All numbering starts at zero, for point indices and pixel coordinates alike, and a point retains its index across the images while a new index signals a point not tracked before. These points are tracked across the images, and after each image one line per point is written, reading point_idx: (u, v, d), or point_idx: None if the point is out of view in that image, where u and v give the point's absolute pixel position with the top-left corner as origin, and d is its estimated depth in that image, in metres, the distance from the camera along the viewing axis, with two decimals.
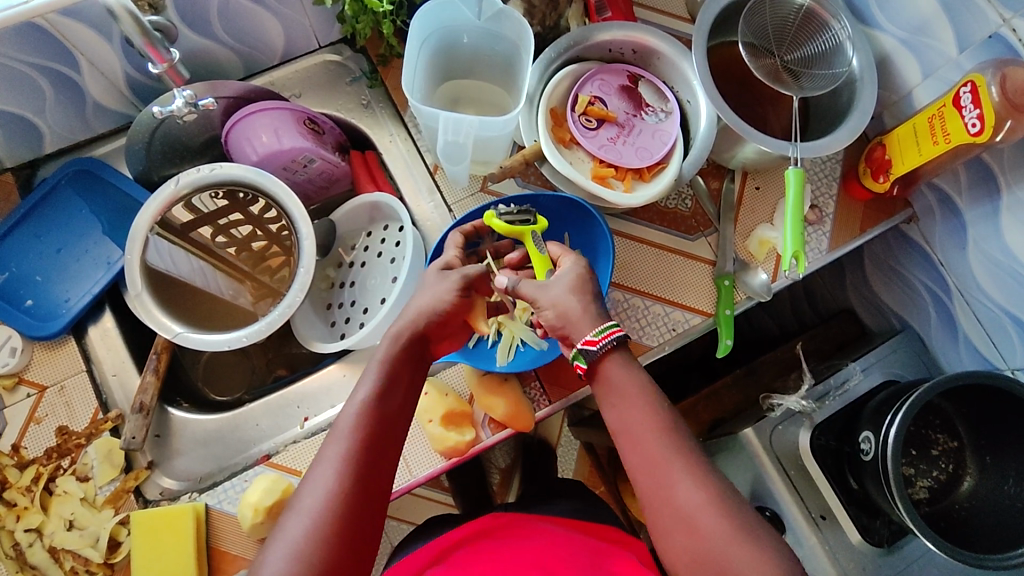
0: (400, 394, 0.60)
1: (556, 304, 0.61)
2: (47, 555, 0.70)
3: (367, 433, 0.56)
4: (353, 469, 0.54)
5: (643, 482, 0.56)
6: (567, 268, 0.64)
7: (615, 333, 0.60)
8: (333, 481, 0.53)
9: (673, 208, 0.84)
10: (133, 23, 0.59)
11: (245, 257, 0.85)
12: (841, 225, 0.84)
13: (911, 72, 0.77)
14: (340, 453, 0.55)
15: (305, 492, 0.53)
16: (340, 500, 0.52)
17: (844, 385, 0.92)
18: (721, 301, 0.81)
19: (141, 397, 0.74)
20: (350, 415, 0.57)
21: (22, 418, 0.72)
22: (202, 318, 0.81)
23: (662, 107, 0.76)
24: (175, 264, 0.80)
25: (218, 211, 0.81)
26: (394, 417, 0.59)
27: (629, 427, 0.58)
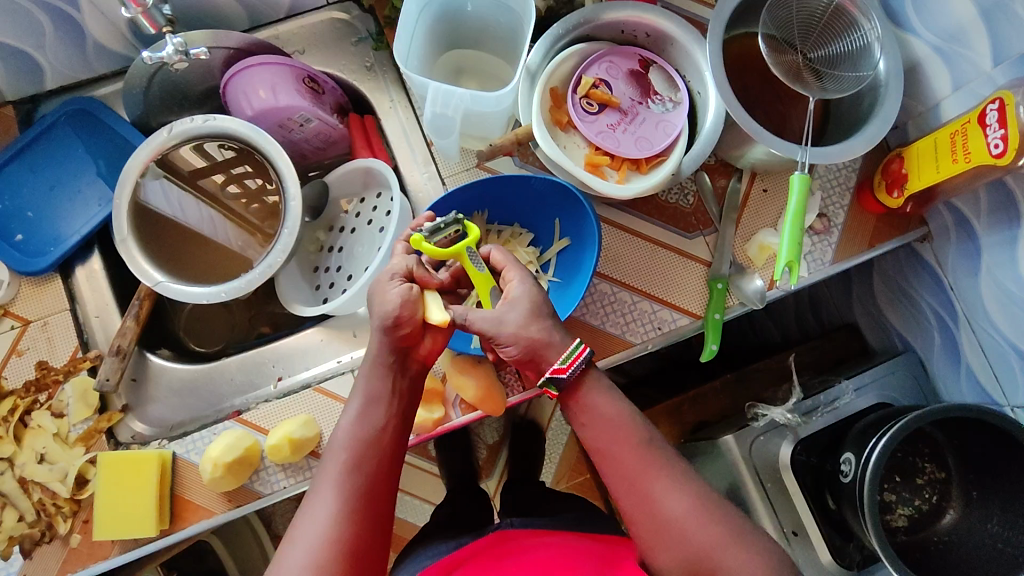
0: (390, 413, 0.60)
1: (518, 337, 0.58)
2: (16, 485, 0.71)
3: (359, 454, 0.57)
4: (349, 492, 0.55)
5: (626, 483, 0.58)
6: (519, 284, 0.60)
7: (581, 356, 0.59)
8: (330, 509, 0.55)
9: (673, 203, 0.82)
10: None
11: (255, 209, 0.85)
12: (850, 237, 0.80)
13: (941, 82, 0.73)
14: (333, 480, 0.56)
15: (303, 521, 0.55)
16: (340, 527, 0.54)
17: (834, 402, 0.89)
18: (712, 305, 0.78)
19: (119, 340, 0.75)
20: (342, 441, 0.58)
21: (5, 348, 0.74)
22: (195, 265, 0.82)
23: (671, 96, 0.73)
24: (184, 211, 0.83)
25: (229, 160, 0.82)
26: (387, 437, 0.59)
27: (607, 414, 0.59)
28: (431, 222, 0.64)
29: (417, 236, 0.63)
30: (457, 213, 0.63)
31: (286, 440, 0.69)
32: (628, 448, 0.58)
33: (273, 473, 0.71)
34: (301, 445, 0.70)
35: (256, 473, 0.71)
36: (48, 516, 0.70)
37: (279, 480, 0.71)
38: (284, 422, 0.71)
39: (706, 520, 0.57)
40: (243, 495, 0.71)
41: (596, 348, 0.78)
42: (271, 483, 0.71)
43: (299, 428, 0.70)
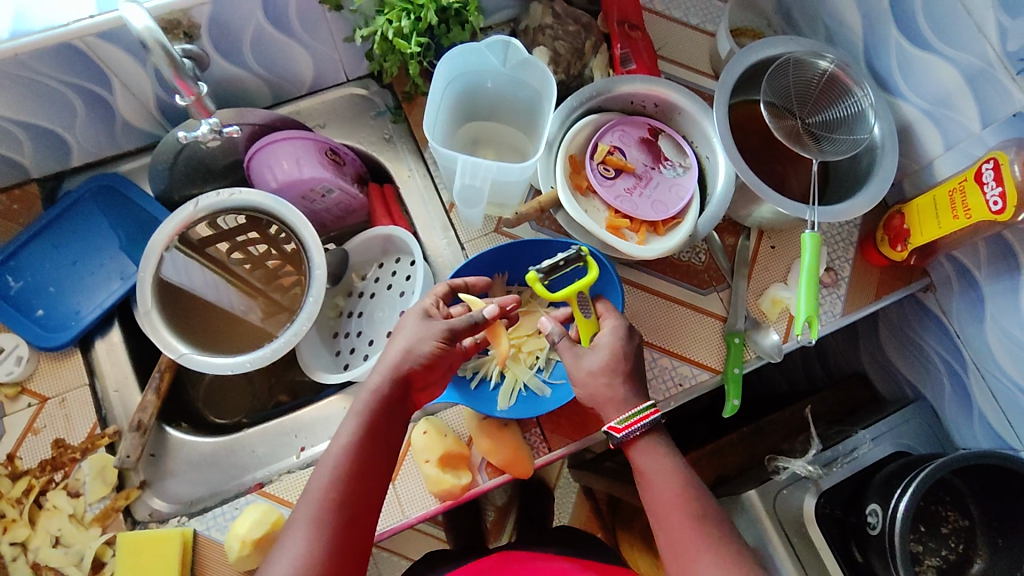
0: (383, 429, 0.60)
1: (586, 383, 0.64)
2: (29, 571, 0.68)
3: (342, 490, 0.56)
4: (326, 531, 0.54)
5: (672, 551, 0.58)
6: (608, 333, 0.66)
7: (642, 419, 0.62)
8: (304, 547, 0.53)
9: (686, 260, 0.84)
10: (165, 57, 0.59)
11: (261, 275, 0.84)
12: (856, 290, 0.84)
13: (933, 143, 0.77)
14: (312, 516, 0.54)
15: (276, 557, 0.53)
16: (307, 569, 0.52)
17: (853, 453, 0.90)
18: (730, 359, 0.80)
19: (140, 415, 0.74)
20: (333, 460, 0.57)
21: (21, 428, 0.73)
22: (197, 331, 0.80)
23: (681, 162, 0.77)
24: (189, 277, 0.80)
25: (235, 228, 0.81)
26: (374, 455, 0.59)
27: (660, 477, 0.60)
28: (551, 261, 0.70)
29: (534, 272, 0.69)
30: (576, 253, 0.69)
31: None
32: (680, 516, 0.58)
33: None
34: None
35: None
36: None
37: None
38: None
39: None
40: None
41: None
42: None
43: None
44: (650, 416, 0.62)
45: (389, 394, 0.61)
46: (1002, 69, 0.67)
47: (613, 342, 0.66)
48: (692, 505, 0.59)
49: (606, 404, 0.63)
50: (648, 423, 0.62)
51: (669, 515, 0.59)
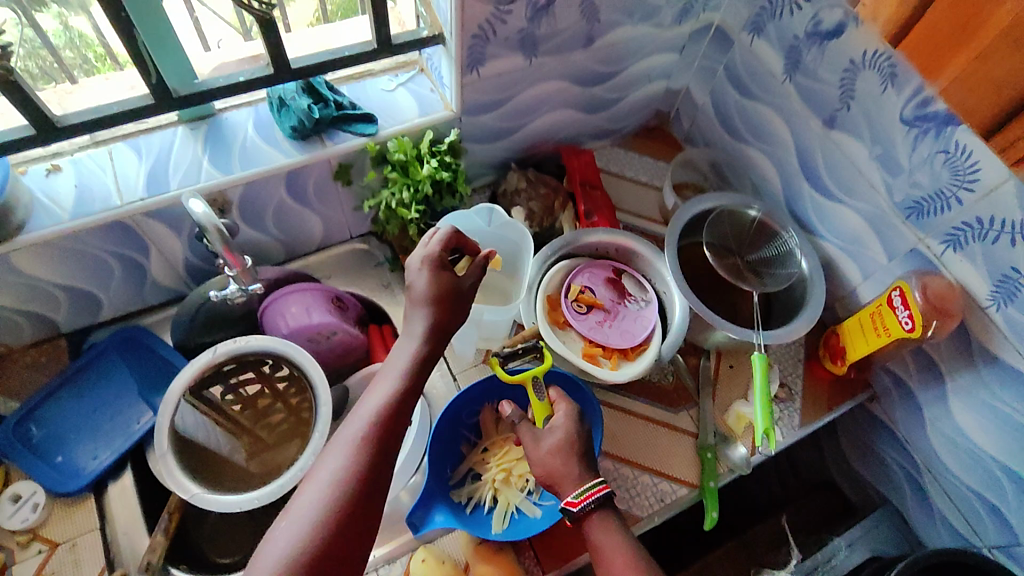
0: (386, 439, 0.58)
1: (543, 462, 0.69)
2: None
3: (373, 429, 0.58)
4: (355, 464, 0.56)
5: None
6: (563, 416, 0.73)
7: (593, 494, 0.66)
8: (335, 473, 0.55)
9: (656, 381, 0.94)
10: (218, 235, 0.71)
11: (247, 412, 0.91)
12: (809, 403, 0.94)
13: (853, 273, 0.91)
14: (344, 449, 0.57)
15: (309, 486, 0.55)
16: (333, 497, 0.54)
17: (831, 560, 0.94)
18: (705, 474, 0.87)
19: (149, 556, 0.77)
20: (329, 466, 0.56)
21: (29, 574, 0.75)
22: (203, 471, 0.84)
23: (642, 297, 0.89)
24: (184, 419, 0.85)
25: (230, 370, 0.88)
26: (374, 464, 0.57)
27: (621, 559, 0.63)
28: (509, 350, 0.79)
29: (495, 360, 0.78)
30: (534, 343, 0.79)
31: None
32: None
33: None
34: None
35: None
36: None
37: None
38: None
39: None
40: None
41: None
42: None
43: None
44: (603, 491, 0.66)
45: (421, 352, 0.65)
46: (893, 215, 0.82)
47: (567, 424, 0.72)
48: None
49: (563, 482, 0.68)
50: (597, 500, 0.66)
51: None
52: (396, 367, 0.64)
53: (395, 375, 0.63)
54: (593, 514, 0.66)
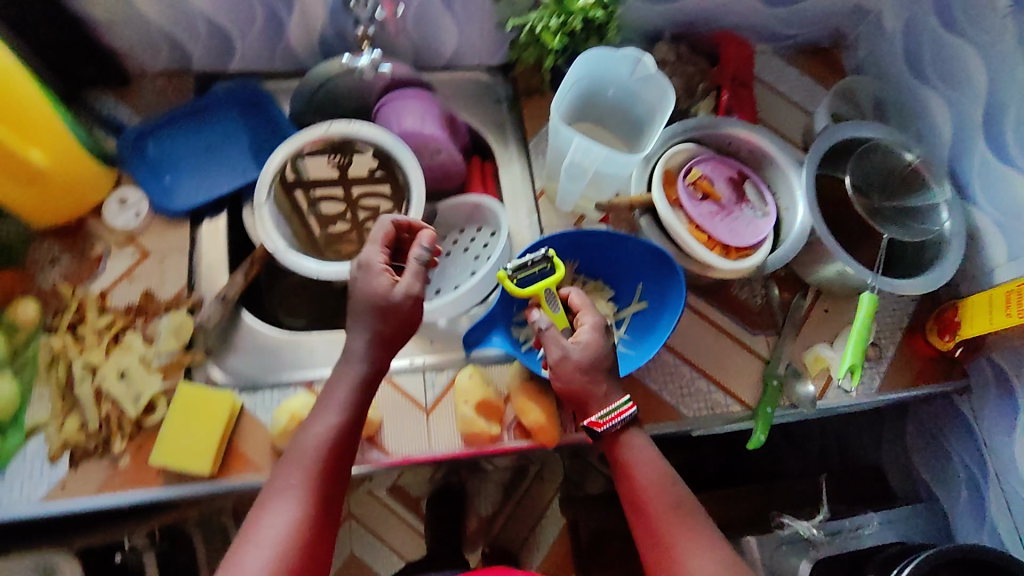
0: (330, 464, 0.61)
1: (569, 376, 0.67)
2: (91, 394, 0.73)
3: (317, 469, 0.61)
4: (305, 510, 0.58)
5: (653, 535, 0.64)
6: (588, 329, 0.70)
7: (623, 412, 0.67)
8: (288, 513, 0.57)
9: (744, 298, 0.90)
10: None
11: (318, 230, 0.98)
12: (896, 371, 0.88)
13: (997, 251, 0.83)
14: (292, 493, 0.59)
15: (260, 528, 0.57)
16: (294, 530, 0.57)
17: (857, 530, 0.92)
18: (765, 399, 0.83)
19: (227, 290, 0.80)
20: (271, 529, 0.56)
21: (119, 271, 0.80)
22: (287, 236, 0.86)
23: (761, 206, 0.84)
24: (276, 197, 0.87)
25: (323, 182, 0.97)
26: (328, 490, 0.61)
27: (652, 475, 0.67)
28: (518, 260, 0.73)
29: (503, 273, 0.72)
30: (546, 253, 0.71)
31: None
32: (660, 502, 0.65)
33: None
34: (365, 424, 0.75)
35: None
36: (108, 431, 0.72)
37: None
38: None
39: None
40: None
41: (649, 411, 0.82)
42: None
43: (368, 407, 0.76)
44: (628, 412, 0.68)
45: (359, 400, 0.66)
46: None
47: (595, 340, 0.69)
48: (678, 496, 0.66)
49: (595, 397, 0.68)
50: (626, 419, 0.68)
51: (652, 507, 0.65)
52: (343, 381, 0.65)
53: (338, 403, 0.64)
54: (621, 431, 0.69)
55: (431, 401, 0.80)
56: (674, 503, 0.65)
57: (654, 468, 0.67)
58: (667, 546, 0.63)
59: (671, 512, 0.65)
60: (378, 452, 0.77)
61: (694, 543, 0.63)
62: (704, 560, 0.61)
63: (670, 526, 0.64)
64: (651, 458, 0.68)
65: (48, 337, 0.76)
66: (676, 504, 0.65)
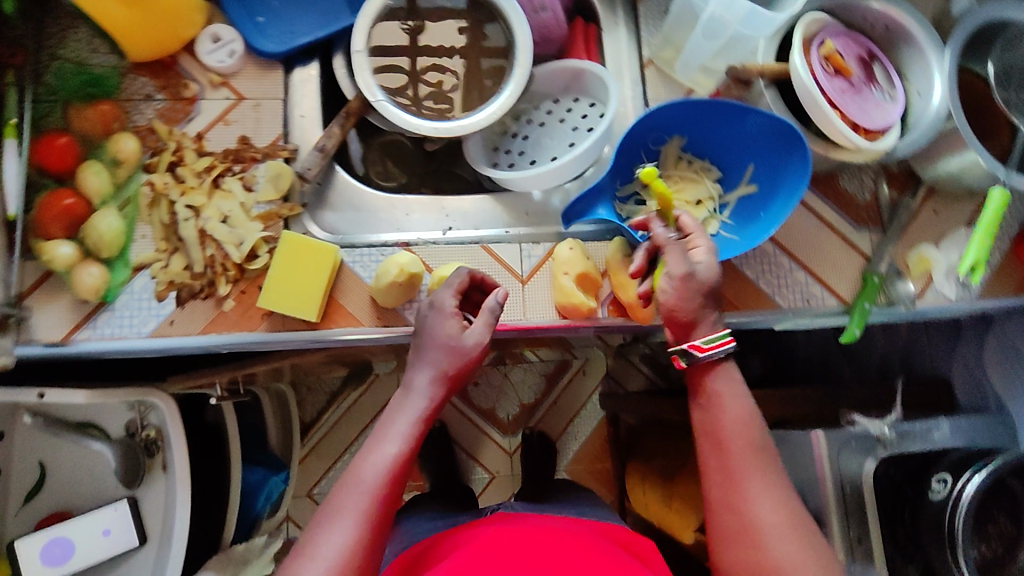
0: (389, 493, 0.60)
1: (681, 303, 0.69)
2: (195, 235, 0.73)
3: (380, 492, 0.59)
4: (366, 531, 0.57)
5: (724, 478, 0.66)
6: (706, 253, 0.70)
7: (725, 345, 0.69)
8: (345, 537, 0.57)
9: (851, 193, 0.85)
10: None
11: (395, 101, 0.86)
12: (998, 279, 0.85)
13: None
14: (355, 512, 0.58)
15: (321, 546, 0.56)
16: (354, 553, 0.56)
17: (926, 433, 0.89)
18: (864, 295, 0.81)
19: (325, 140, 0.77)
20: (328, 547, 0.56)
21: (215, 114, 0.77)
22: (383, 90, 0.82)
23: (891, 90, 0.78)
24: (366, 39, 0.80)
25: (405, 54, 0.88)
26: (386, 510, 0.59)
27: (737, 419, 0.68)
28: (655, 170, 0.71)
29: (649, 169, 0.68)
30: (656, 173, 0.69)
31: None
32: (737, 443, 0.67)
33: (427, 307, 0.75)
34: (466, 287, 0.74)
35: (411, 302, 0.74)
36: (212, 274, 0.72)
37: None
38: (450, 264, 0.75)
39: (794, 532, 0.62)
40: (394, 317, 0.74)
41: (744, 299, 0.81)
42: None
43: (470, 271, 0.75)
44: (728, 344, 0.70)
45: (437, 401, 0.65)
46: None
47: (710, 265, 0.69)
48: (755, 440, 0.67)
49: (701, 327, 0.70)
50: (724, 350, 0.69)
51: (729, 447, 0.67)
52: (406, 413, 0.64)
53: (404, 432, 0.62)
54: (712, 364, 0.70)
55: (528, 272, 0.78)
56: (751, 448, 0.67)
57: (741, 412, 0.68)
58: (734, 485, 0.65)
59: (746, 459, 0.66)
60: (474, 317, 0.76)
61: (764, 491, 0.64)
62: (769, 512, 0.63)
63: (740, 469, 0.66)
64: (740, 399, 0.69)
65: (147, 176, 0.75)
66: (753, 446, 0.67)
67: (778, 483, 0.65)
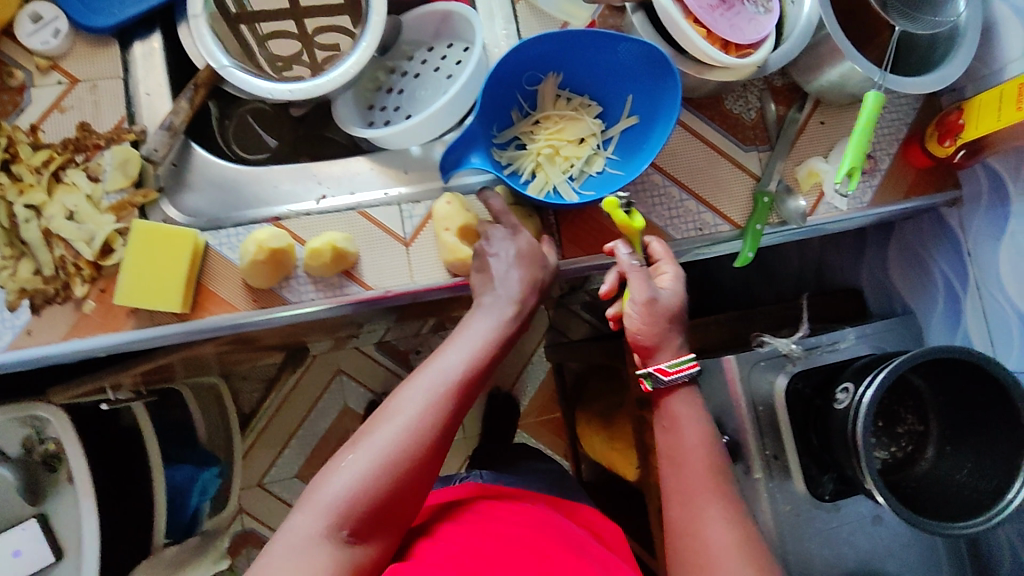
0: (460, 408, 0.63)
1: (648, 328, 0.69)
2: (40, 236, 0.69)
3: (460, 383, 0.64)
4: (442, 409, 0.62)
5: (681, 499, 0.67)
6: (672, 281, 0.71)
7: (687, 369, 0.70)
8: (418, 408, 0.61)
9: (737, 113, 0.83)
10: None
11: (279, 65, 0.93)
12: (889, 185, 0.85)
13: (1013, 45, 0.77)
14: (430, 389, 0.62)
15: (399, 409, 0.61)
16: (428, 425, 0.61)
17: (834, 345, 0.94)
18: (755, 216, 0.81)
19: (172, 117, 0.72)
20: (404, 412, 0.61)
21: (48, 102, 0.71)
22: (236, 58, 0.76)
23: (764, 2, 0.73)
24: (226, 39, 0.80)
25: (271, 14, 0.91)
26: (462, 402, 0.63)
27: (698, 441, 0.69)
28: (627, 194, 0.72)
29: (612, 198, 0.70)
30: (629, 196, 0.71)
31: (329, 247, 0.70)
32: (700, 469, 0.68)
33: (304, 284, 0.73)
34: (341, 257, 0.71)
35: (288, 280, 0.72)
36: (65, 275, 0.68)
37: (309, 292, 0.73)
38: (325, 233, 0.71)
39: (746, 556, 0.63)
40: (271, 298, 0.72)
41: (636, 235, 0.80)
42: (300, 293, 0.73)
43: (343, 239, 0.71)
44: (693, 368, 0.70)
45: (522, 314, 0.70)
46: None
47: (677, 291, 0.71)
48: (716, 463, 0.68)
49: (664, 350, 0.70)
50: (688, 375, 0.70)
51: (689, 468, 0.68)
52: (485, 329, 0.67)
53: (488, 334, 0.67)
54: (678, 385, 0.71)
55: (410, 233, 0.75)
56: (711, 467, 0.68)
57: (697, 427, 0.70)
58: (692, 504, 0.66)
59: (711, 480, 0.67)
60: (356, 286, 0.73)
61: (717, 512, 0.65)
62: (724, 533, 0.64)
63: (699, 489, 0.67)
64: (695, 411, 0.71)
65: None
66: (710, 471, 0.68)
67: (732, 501, 0.66)
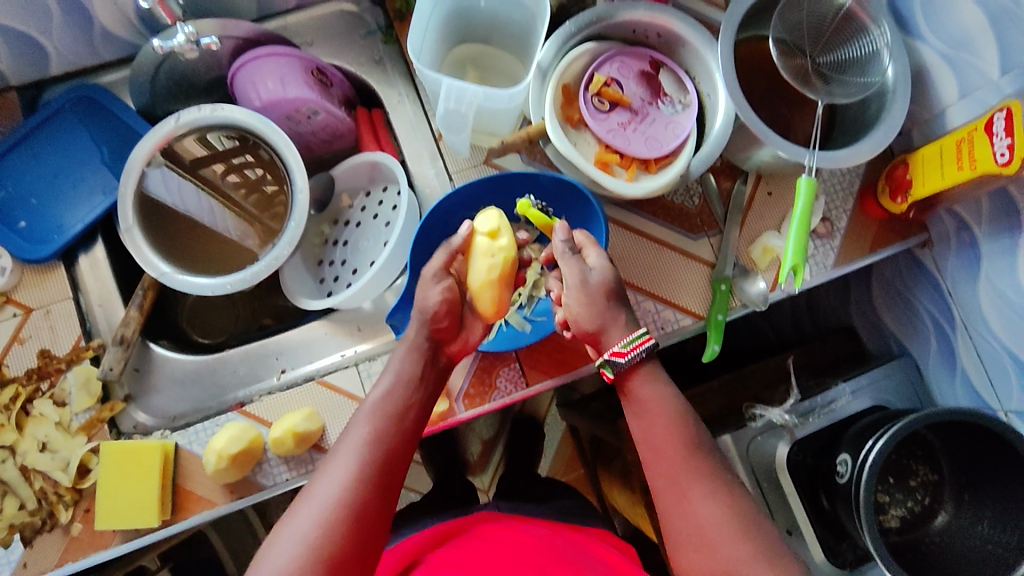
0: (357, 511, 0.54)
1: (588, 306, 0.65)
2: (18, 473, 0.71)
3: (380, 425, 0.60)
4: (370, 460, 0.57)
5: (668, 483, 0.60)
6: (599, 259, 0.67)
7: (644, 343, 0.64)
8: (345, 471, 0.56)
9: (679, 203, 0.82)
10: None
11: (254, 199, 0.83)
12: (851, 242, 0.81)
13: (948, 89, 0.74)
14: (354, 451, 0.57)
15: (321, 485, 0.55)
16: (352, 486, 0.55)
17: (831, 404, 0.91)
18: (714, 306, 0.79)
19: (123, 330, 0.75)
20: (324, 489, 0.55)
21: (7, 336, 0.73)
22: (184, 254, 0.80)
23: (680, 98, 0.73)
24: (182, 198, 0.81)
25: (229, 149, 0.80)
26: (387, 447, 0.59)
27: (663, 425, 0.62)
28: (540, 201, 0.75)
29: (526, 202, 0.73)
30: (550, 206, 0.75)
31: (289, 434, 0.70)
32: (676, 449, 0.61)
33: (276, 465, 0.72)
34: (305, 438, 0.71)
35: (259, 465, 0.72)
36: (48, 505, 0.69)
37: (282, 472, 0.72)
38: (288, 415, 0.72)
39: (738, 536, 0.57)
40: (246, 486, 0.71)
41: None
42: (274, 476, 0.72)
43: (303, 420, 0.71)
44: (649, 343, 0.64)
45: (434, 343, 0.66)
46: None
47: (606, 268, 0.67)
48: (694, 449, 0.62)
49: (613, 332, 0.64)
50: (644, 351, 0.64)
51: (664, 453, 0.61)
52: (368, 414, 0.61)
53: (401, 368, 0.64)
54: (637, 367, 0.64)
55: None
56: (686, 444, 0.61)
57: (667, 406, 0.63)
58: (680, 489, 0.60)
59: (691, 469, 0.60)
60: None
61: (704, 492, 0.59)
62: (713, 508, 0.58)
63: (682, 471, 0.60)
64: (663, 390, 0.64)
65: None
66: (688, 450, 0.61)
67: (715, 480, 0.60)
